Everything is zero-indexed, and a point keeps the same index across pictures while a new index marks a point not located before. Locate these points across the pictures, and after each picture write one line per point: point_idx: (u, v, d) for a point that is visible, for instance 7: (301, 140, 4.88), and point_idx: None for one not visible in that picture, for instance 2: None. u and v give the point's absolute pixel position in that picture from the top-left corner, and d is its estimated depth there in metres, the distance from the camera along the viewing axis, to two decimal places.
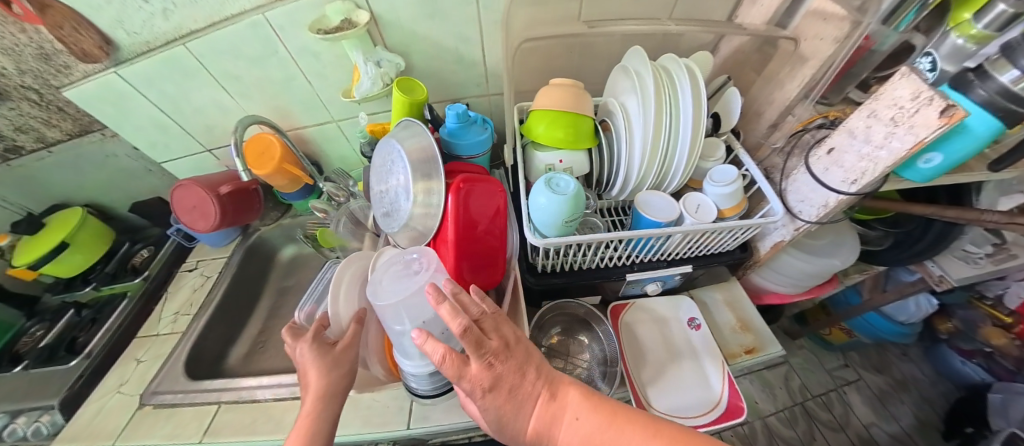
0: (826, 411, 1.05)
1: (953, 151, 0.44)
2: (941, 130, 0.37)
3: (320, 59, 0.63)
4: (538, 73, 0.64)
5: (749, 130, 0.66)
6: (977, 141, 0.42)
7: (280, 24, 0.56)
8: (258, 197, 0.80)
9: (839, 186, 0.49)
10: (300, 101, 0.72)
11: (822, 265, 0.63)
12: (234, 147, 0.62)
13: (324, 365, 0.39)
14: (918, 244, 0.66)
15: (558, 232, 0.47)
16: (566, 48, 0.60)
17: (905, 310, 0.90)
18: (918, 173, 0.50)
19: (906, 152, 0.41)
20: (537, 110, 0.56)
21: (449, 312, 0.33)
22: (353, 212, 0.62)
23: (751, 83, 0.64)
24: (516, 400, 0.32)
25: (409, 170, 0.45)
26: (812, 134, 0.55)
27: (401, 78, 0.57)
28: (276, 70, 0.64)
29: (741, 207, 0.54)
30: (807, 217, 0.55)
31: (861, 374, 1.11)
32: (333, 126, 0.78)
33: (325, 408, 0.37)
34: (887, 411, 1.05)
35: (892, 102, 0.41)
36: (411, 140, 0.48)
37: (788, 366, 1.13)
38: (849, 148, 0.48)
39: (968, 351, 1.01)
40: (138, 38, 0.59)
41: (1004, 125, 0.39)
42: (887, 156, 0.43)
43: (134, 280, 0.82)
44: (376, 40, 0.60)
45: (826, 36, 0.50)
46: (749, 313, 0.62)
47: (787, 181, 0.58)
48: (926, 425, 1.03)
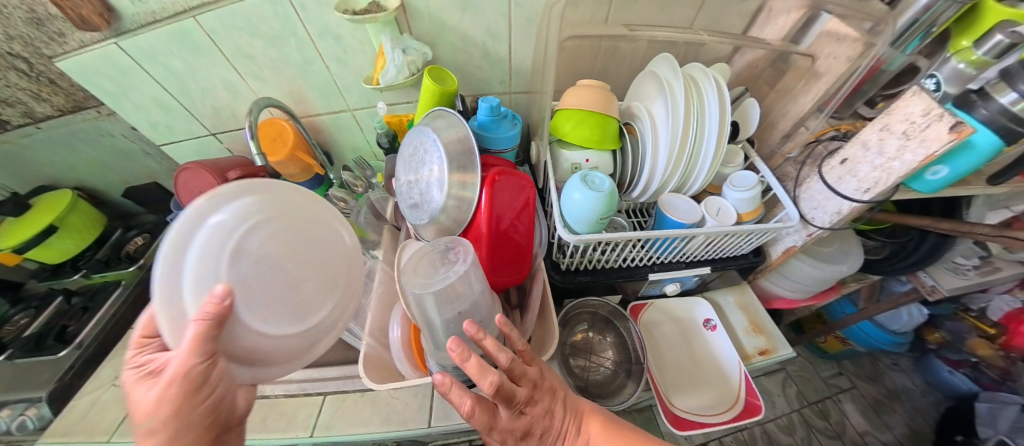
0: (822, 418, 1.08)
1: (959, 164, 0.47)
2: (951, 144, 0.40)
3: (341, 44, 0.62)
4: (561, 73, 0.65)
5: (762, 140, 0.69)
6: (981, 157, 0.45)
7: (304, 4, 0.55)
8: None
9: (852, 195, 0.52)
10: (316, 86, 0.71)
11: (831, 272, 0.65)
12: (248, 130, 0.60)
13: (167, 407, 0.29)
14: (914, 254, 0.70)
15: (589, 228, 0.47)
16: (591, 48, 0.61)
17: (897, 319, 0.95)
18: (926, 186, 0.53)
19: (918, 164, 0.44)
20: (566, 109, 0.57)
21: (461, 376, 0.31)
22: (373, 201, 0.61)
23: (765, 96, 0.67)
24: (546, 441, 0.36)
25: (445, 160, 0.45)
26: (824, 145, 0.59)
27: (431, 68, 0.57)
28: (295, 51, 0.63)
29: (758, 213, 0.56)
30: (819, 223, 0.57)
31: (854, 382, 1.15)
32: (349, 115, 0.77)
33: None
34: (880, 420, 1.09)
35: (904, 117, 0.44)
36: (446, 130, 0.48)
37: (785, 373, 1.16)
38: (863, 159, 0.50)
39: (955, 362, 1.07)
40: (143, 7, 0.56)
41: (1004, 142, 0.43)
42: (900, 168, 0.46)
43: (128, 269, 0.81)
44: (403, 28, 0.60)
45: (840, 55, 0.53)
46: (761, 316, 0.63)
47: (800, 189, 0.60)
48: (917, 433, 1.07)
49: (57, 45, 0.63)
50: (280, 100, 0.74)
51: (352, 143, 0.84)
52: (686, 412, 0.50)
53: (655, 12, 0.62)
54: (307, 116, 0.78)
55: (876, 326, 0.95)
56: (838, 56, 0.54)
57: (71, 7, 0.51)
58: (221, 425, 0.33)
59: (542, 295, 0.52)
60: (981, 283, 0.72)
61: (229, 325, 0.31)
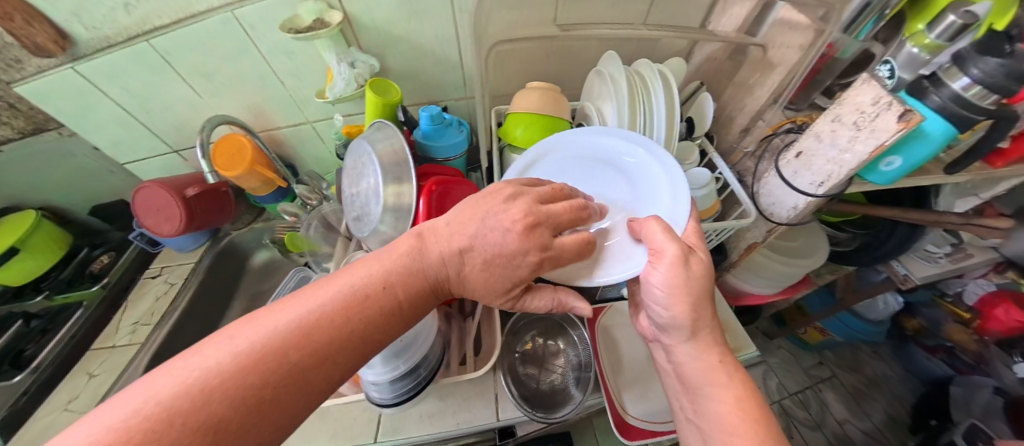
0: (803, 409, 1.07)
1: (912, 154, 0.45)
2: (900, 134, 0.39)
3: (295, 59, 0.62)
4: (512, 76, 0.64)
5: (722, 135, 0.67)
6: (934, 146, 0.44)
7: (251, 22, 0.55)
8: (229, 200, 0.75)
9: (808, 189, 0.50)
10: (274, 100, 0.70)
11: (798, 265, 0.63)
12: (200, 147, 0.60)
13: (352, 309, 0.28)
14: (885, 246, 0.68)
15: None
16: (542, 51, 0.60)
17: (874, 309, 0.93)
18: (880, 177, 0.51)
19: (870, 155, 0.42)
20: (516, 113, 0.56)
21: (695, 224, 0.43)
22: (323, 214, 0.60)
23: (723, 90, 0.65)
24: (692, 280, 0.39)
25: (381, 173, 0.46)
26: (781, 138, 0.55)
27: (376, 80, 0.58)
28: (250, 68, 0.63)
29: (716, 209, 0.55)
30: (779, 219, 0.56)
31: (835, 372, 1.14)
32: (308, 127, 0.77)
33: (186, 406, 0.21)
34: (860, 409, 1.08)
35: (854, 107, 0.43)
36: (385, 142, 0.48)
37: (767, 366, 1.14)
38: (817, 152, 0.48)
39: (931, 348, 1.06)
40: (98, 32, 0.56)
41: (955, 129, 0.42)
42: (853, 159, 0.44)
43: (91, 287, 0.81)
44: (351, 40, 0.59)
45: (792, 44, 0.52)
46: (726, 314, 0.62)
47: (759, 184, 0.58)
48: (898, 422, 1.05)
49: (13, 71, 0.63)
50: (238, 115, 0.73)
51: (316, 154, 0.84)
52: (640, 418, 0.48)
53: (606, 11, 0.61)
54: (267, 130, 0.77)
55: (854, 317, 0.94)
56: (791, 46, 0.52)
57: (25, 36, 0.51)
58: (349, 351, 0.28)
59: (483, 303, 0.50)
60: (954, 271, 0.71)
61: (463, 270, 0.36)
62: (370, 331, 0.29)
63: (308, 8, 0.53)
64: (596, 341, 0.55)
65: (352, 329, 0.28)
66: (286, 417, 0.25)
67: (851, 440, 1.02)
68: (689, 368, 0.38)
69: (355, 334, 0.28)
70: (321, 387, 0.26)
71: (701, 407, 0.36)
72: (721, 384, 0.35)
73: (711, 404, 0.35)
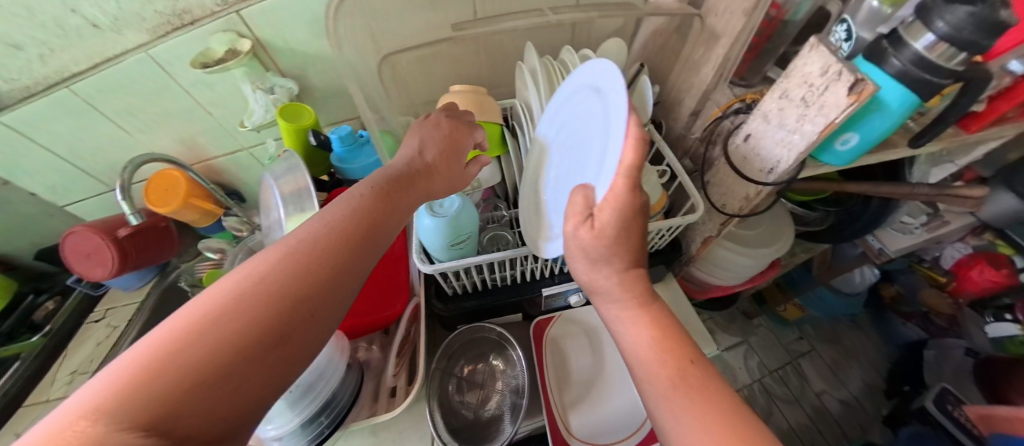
0: (782, 385, 1.03)
1: (872, 130, 0.35)
2: (850, 110, 0.31)
3: (215, 89, 0.59)
4: (435, 79, 0.60)
5: (670, 120, 0.61)
6: (895, 119, 0.33)
7: (168, 61, 0.53)
8: (171, 234, 0.75)
9: (759, 176, 0.44)
10: (203, 129, 0.67)
11: (758, 255, 0.60)
12: (119, 189, 0.57)
13: (332, 231, 0.27)
14: (856, 223, 0.63)
15: (448, 255, 0.44)
16: (467, 51, 0.56)
17: (849, 282, 0.93)
18: (837, 158, 0.41)
19: (819, 136, 0.35)
20: None
21: (633, 159, 0.29)
22: (247, 248, 0.59)
23: (667, 70, 0.59)
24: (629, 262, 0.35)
25: (281, 206, 0.44)
26: (730, 121, 0.48)
27: (285, 105, 0.59)
28: (173, 103, 0.60)
29: (663, 204, 0.50)
30: (732, 210, 0.50)
31: (814, 346, 1.09)
32: (246, 153, 0.74)
33: (213, 327, 0.19)
34: (837, 379, 1.05)
35: (802, 79, 0.35)
36: (287, 175, 0.45)
37: (746, 345, 1.07)
38: (765, 134, 0.41)
39: (906, 314, 1.03)
40: (17, 83, 0.53)
41: (920, 99, 0.31)
42: (801, 142, 0.37)
43: (31, 338, 0.80)
44: (268, 65, 0.57)
45: (735, 9, 0.43)
46: (688, 313, 0.60)
47: (710, 172, 0.52)
48: (874, 387, 1.03)
49: None
50: (170, 149, 0.70)
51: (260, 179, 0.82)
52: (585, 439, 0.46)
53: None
54: (202, 161, 0.74)
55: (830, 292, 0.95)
56: (734, 11, 0.43)
57: None
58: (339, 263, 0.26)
59: (411, 329, 0.48)
60: (930, 239, 0.68)
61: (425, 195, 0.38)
62: (373, 243, 0.30)
63: (216, 39, 0.51)
64: (544, 354, 0.53)
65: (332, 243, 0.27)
66: (318, 332, 0.24)
67: (829, 412, 1.00)
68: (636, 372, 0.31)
69: (364, 244, 0.29)
70: (345, 297, 0.26)
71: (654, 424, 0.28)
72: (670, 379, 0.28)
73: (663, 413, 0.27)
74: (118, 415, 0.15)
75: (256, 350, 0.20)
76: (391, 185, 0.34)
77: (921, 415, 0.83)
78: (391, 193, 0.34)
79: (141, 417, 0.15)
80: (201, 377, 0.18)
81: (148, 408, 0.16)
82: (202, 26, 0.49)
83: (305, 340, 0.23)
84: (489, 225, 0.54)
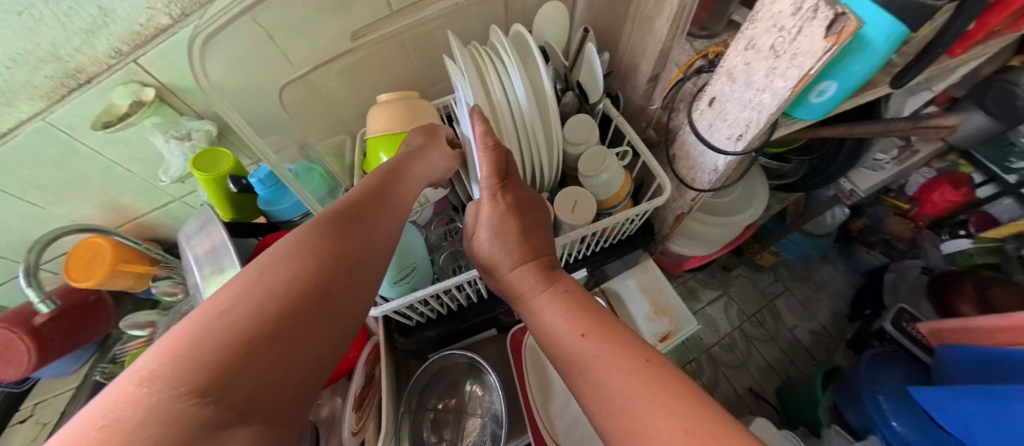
0: (758, 327, 1.08)
1: (852, 75, 0.28)
2: (828, 57, 0.23)
3: (134, 145, 0.49)
4: (365, 90, 0.52)
5: (627, 91, 0.54)
6: (878, 58, 0.26)
7: (71, 124, 0.43)
8: (105, 310, 0.64)
9: (727, 145, 0.38)
10: (130, 189, 0.56)
11: (725, 226, 0.61)
12: (19, 272, 0.47)
13: (351, 219, 0.29)
14: (832, 166, 0.61)
15: (397, 292, 0.39)
16: (396, 51, 0.49)
17: (822, 224, 0.95)
18: (810, 111, 0.34)
19: (792, 93, 0.27)
20: (375, 136, 0.45)
21: (491, 173, 0.35)
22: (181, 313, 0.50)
23: (616, 34, 0.52)
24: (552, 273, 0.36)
25: (197, 270, 0.42)
26: (692, 82, 0.42)
27: (201, 151, 0.51)
28: (78, 168, 0.49)
29: (629, 189, 0.45)
30: (702, 185, 0.45)
31: (786, 286, 1.13)
32: (179, 203, 0.62)
33: (248, 305, 0.20)
34: (808, 312, 1.10)
35: (771, 23, 0.27)
36: (199, 235, 0.43)
37: (726, 297, 1.12)
38: (730, 96, 0.35)
39: (870, 243, 1.04)
40: None
41: (909, 29, 0.23)
42: (771, 102, 0.30)
43: None
44: (180, 108, 0.48)
45: None
46: (665, 296, 0.60)
47: (676, 143, 0.47)
48: (838, 314, 1.09)
49: None
50: (94, 215, 0.58)
51: None
52: None
53: None
54: (132, 219, 0.62)
55: (804, 236, 0.98)
56: None
57: None
58: (361, 250, 0.27)
59: (377, 372, 0.45)
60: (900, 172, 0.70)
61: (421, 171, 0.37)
62: (383, 226, 0.31)
63: (117, 92, 0.42)
64: (524, 366, 0.50)
65: (355, 232, 0.28)
66: (352, 308, 0.25)
67: (801, 344, 1.06)
68: (596, 393, 0.26)
69: (379, 233, 0.30)
70: (369, 279, 0.27)
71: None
72: (643, 393, 0.24)
73: (640, 432, 0.22)
74: (173, 380, 0.15)
75: (294, 324, 0.20)
76: (393, 170, 0.35)
77: (880, 335, 0.85)
78: (391, 181, 0.34)
79: (198, 380, 0.15)
80: (249, 345, 0.18)
81: (202, 372, 0.16)
82: (99, 84, 0.41)
83: (339, 313, 0.23)
84: (447, 241, 0.48)
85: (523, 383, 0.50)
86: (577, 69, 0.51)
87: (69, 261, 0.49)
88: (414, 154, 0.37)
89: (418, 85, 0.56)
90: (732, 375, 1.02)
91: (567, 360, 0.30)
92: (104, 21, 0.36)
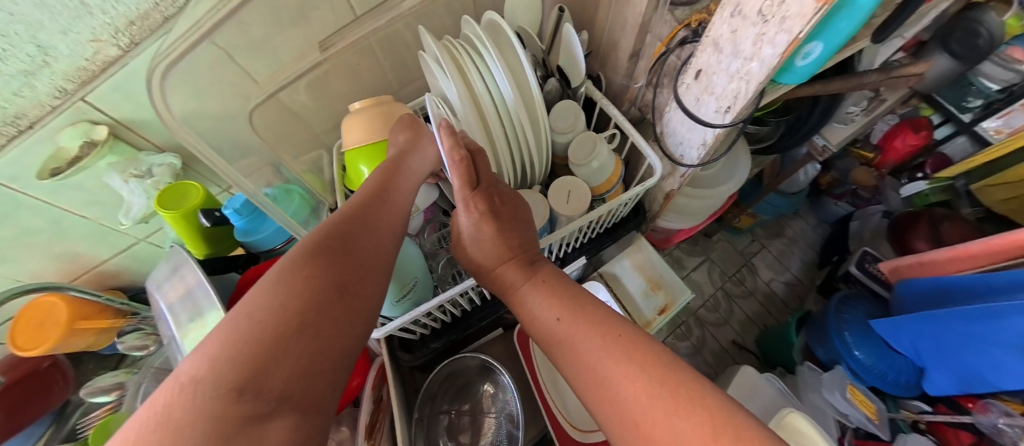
0: (738, 285, 1.14)
1: (836, 36, 0.26)
2: (814, 22, 0.21)
3: (90, 189, 0.42)
4: (335, 104, 0.47)
5: (609, 71, 0.52)
6: (863, 16, 0.23)
7: (12, 175, 0.36)
8: (60, 377, 0.51)
9: (714, 119, 0.37)
10: (80, 240, 0.48)
11: (709, 197, 0.62)
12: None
13: (353, 220, 0.28)
14: (807, 125, 0.64)
15: (398, 310, 0.37)
16: (365, 56, 0.44)
17: (795, 183, 1.00)
18: (796, 75, 0.32)
19: (780, 60, 0.26)
20: (352, 149, 0.42)
21: (462, 183, 0.34)
22: (155, 368, 0.46)
23: (593, 11, 0.50)
24: (537, 267, 0.36)
25: (174, 322, 0.38)
26: (676, 55, 0.40)
27: (166, 186, 0.45)
28: (13, 227, 0.41)
29: (620, 172, 0.44)
30: (690, 161, 0.45)
31: (762, 244, 1.20)
32: (144, 244, 0.54)
33: (271, 303, 0.19)
34: (782, 265, 1.17)
35: None
36: (172, 280, 0.39)
37: (708, 261, 1.17)
38: (717, 67, 0.33)
39: (838, 195, 1.11)
40: None
41: None
42: (759, 70, 0.28)
43: None
44: (137, 143, 0.41)
45: None
46: (659, 270, 0.61)
47: (663, 121, 0.46)
48: (810, 263, 1.17)
49: None
50: (46, 270, 0.49)
51: None
52: (588, 432, 0.46)
53: None
54: (89, 269, 0.52)
55: (779, 196, 1.02)
56: None
57: None
58: (367, 250, 0.27)
59: (385, 393, 0.43)
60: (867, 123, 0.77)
61: (411, 168, 0.36)
62: (386, 223, 0.30)
63: (65, 135, 0.35)
64: (533, 358, 0.51)
65: (358, 232, 0.27)
66: (368, 299, 0.24)
67: (777, 295, 1.14)
68: (576, 366, 0.28)
69: (381, 231, 0.29)
70: (379, 277, 0.27)
71: (607, 423, 0.24)
72: (612, 365, 0.25)
73: (611, 397, 0.24)
74: (213, 381, 0.15)
75: (317, 316, 0.20)
76: (392, 169, 0.34)
77: (847, 278, 0.90)
78: (391, 175, 0.33)
79: (233, 378, 0.16)
80: (276, 338, 0.18)
81: (238, 367, 0.16)
82: (41, 128, 0.34)
83: (358, 303, 0.23)
84: (442, 247, 0.47)
85: (534, 375, 0.50)
86: (554, 52, 0.48)
87: (18, 323, 0.42)
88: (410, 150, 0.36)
89: (389, 90, 0.52)
90: (716, 332, 1.09)
91: (547, 341, 0.31)
92: (45, 61, 0.30)
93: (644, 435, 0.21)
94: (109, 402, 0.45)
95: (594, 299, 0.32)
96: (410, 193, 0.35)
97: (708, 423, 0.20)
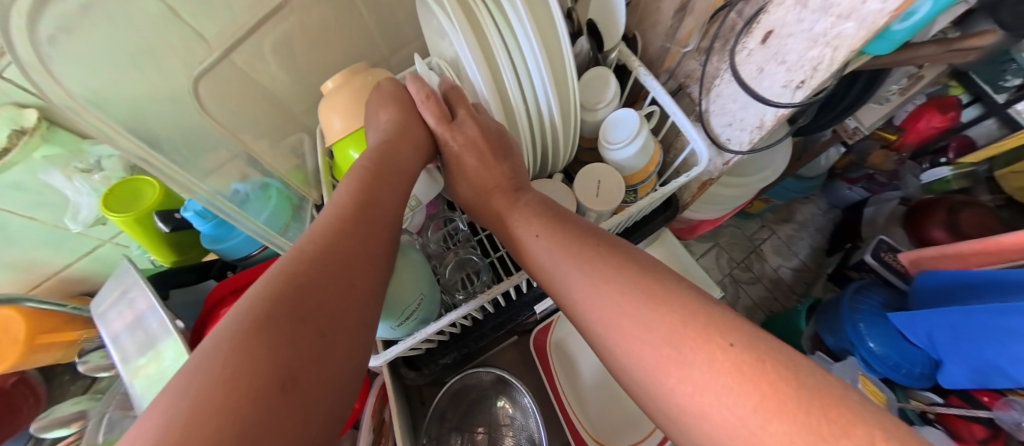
0: (746, 271, 1.10)
1: None
2: None
3: (27, 186, 0.36)
4: (307, 74, 0.40)
5: (646, 33, 0.45)
6: None
7: None
8: (28, 396, 0.47)
9: (779, 96, 0.31)
10: (30, 243, 0.42)
11: (743, 186, 0.56)
12: None
13: (337, 248, 0.23)
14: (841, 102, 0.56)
15: (399, 331, 0.32)
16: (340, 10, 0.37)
17: (815, 166, 0.94)
18: (886, 43, 0.25)
19: (891, 18, 0.19)
20: (346, 137, 0.36)
21: (437, 118, 0.34)
22: (120, 396, 0.41)
23: None
24: (520, 199, 0.32)
25: (123, 355, 0.34)
26: (739, 10, 0.32)
27: (115, 185, 0.40)
28: None
29: (658, 160, 0.38)
30: (737, 147, 0.39)
31: (772, 229, 1.14)
32: (111, 246, 0.48)
33: (168, 437, 0.12)
34: (790, 251, 1.12)
35: None
36: (119, 307, 0.36)
37: (717, 248, 1.12)
38: (794, 28, 0.26)
39: (852, 179, 1.02)
40: None
41: None
42: (854, 32, 0.22)
43: None
44: (79, 130, 0.35)
45: None
46: (682, 265, 0.56)
47: (708, 97, 0.39)
48: (819, 248, 1.11)
49: None
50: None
51: None
52: None
53: None
54: (50, 275, 0.48)
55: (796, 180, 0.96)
56: None
57: None
58: (346, 275, 0.22)
59: (388, 415, 0.42)
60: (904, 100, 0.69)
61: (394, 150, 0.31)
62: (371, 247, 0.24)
63: None
64: (550, 363, 0.47)
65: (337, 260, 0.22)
66: (338, 361, 0.19)
67: (784, 281, 1.08)
68: (561, 291, 0.25)
69: (366, 250, 0.24)
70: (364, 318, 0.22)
71: (602, 351, 0.23)
72: (585, 278, 0.24)
73: (601, 319, 0.22)
74: None
75: (244, 439, 0.13)
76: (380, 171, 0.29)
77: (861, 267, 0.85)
78: (372, 177, 0.28)
79: None
80: None
81: None
82: None
83: (312, 399, 0.16)
84: (448, 248, 0.42)
85: (553, 384, 0.46)
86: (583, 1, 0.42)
87: None
88: (381, 145, 0.31)
89: (376, 56, 0.45)
90: None
91: (528, 262, 0.28)
92: None
93: (628, 334, 0.21)
94: (70, 434, 0.41)
95: (579, 219, 0.29)
96: (394, 188, 0.29)
97: (682, 312, 0.20)
